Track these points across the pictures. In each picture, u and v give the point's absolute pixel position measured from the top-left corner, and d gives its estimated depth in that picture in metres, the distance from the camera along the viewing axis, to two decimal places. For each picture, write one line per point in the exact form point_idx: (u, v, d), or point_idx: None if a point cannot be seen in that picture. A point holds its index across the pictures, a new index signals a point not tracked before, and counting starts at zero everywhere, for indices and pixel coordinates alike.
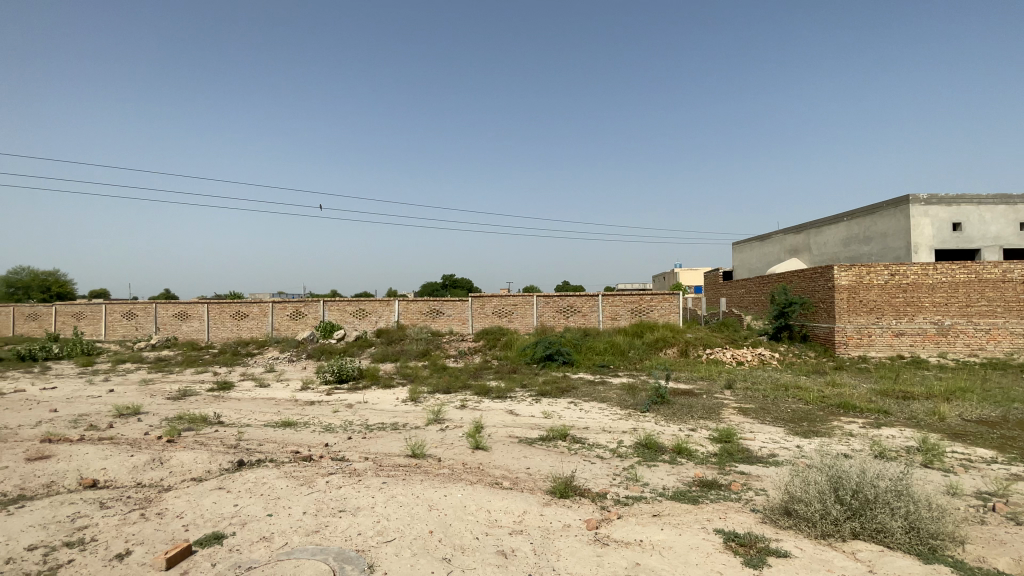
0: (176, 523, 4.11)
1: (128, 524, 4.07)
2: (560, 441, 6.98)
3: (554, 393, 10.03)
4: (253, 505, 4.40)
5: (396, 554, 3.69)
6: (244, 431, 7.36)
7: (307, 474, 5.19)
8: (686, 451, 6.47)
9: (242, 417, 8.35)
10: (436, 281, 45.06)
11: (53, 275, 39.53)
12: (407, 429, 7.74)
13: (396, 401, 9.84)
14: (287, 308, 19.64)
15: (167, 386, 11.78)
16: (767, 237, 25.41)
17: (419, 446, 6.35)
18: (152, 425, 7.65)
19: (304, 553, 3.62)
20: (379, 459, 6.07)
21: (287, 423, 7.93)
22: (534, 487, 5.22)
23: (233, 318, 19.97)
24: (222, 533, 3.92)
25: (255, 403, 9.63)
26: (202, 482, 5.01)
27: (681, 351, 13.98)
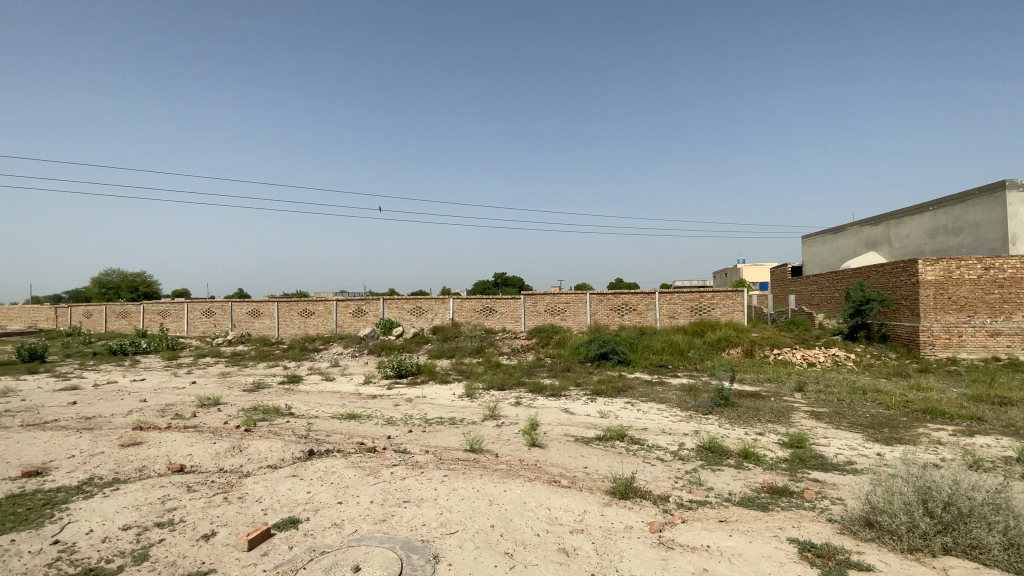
0: (255, 507, 4.39)
1: (213, 507, 4.39)
2: (617, 441, 6.85)
3: (610, 393, 9.88)
4: (324, 492, 4.62)
5: (460, 546, 3.76)
6: (312, 422, 7.76)
7: (372, 465, 5.40)
8: (753, 456, 6.18)
9: (310, 409, 8.82)
10: (487, 280, 45.43)
11: (140, 276, 43.26)
12: (464, 425, 7.88)
13: (452, 397, 10.05)
14: (349, 306, 20.51)
15: (242, 379, 12.63)
16: (841, 230, 23.76)
17: (477, 441, 6.44)
18: (231, 415, 8.23)
19: (374, 541, 3.76)
20: (439, 452, 6.22)
21: (352, 415, 8.29)
22: (593, 487, 5.16)
23: (300, 315, 21.11)
24: (298, 518, 4.15)
25: (321, 396, 10.13)
26: (277, 469, 5.32)
27: (745, 351, 13.36)
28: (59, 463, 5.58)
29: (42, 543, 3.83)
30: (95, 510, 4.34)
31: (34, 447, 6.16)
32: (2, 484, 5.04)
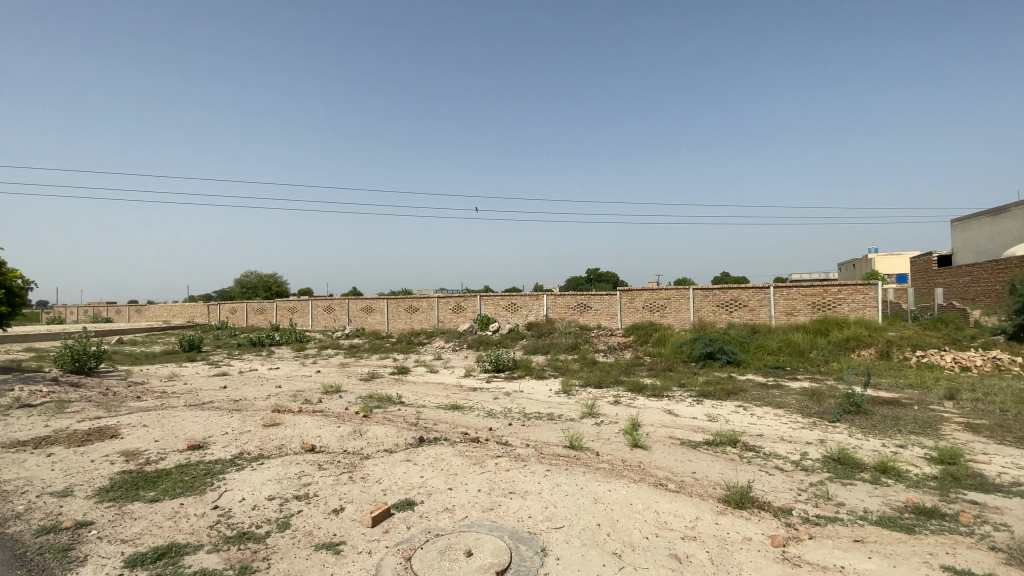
0: (376, 487, 4.76)
1: (341, 484, 4.83)
2: (729, 447, 6.43)
3: (718, 395, 9.32)
4: (435, 478, 4.87)
5: (567, 542, 3.75)
6: (421, 411, 8.24)
7: (478, 454, 5.60)
8: (893, 471, 5.46)
9: (417, 399, 9.38)
10: (581, 276, 44.97)
11: (273, 277, 48.82)
12: (564, 421, 7.87)
13: (550, 392, 10.10)
14: (449, 302, 21.48)
15: (358, 369, 13.80)
16: (1004, 211, 20.13)
17: (577, 438, 6.40)
18: (350, 402, 9.02)
19: (483, 528, 3.89)
20: (540, 447, 6.27)
21: (455, 406, 8.66)
22: (703, 493, 4.89)
23: (406, 311, 22.53)
24: (413, 501, 4.42)
25: (427, 387, 10.72)
26: (393, 454, 5.72)
27: (880, 352, 11.87)
28: (215, 439, 6.49)
29: (206, 507, 4.47)
30: (245, 481, 4.99)
31: (197, 423, 7.23)
32: (174, 454, 5.97)
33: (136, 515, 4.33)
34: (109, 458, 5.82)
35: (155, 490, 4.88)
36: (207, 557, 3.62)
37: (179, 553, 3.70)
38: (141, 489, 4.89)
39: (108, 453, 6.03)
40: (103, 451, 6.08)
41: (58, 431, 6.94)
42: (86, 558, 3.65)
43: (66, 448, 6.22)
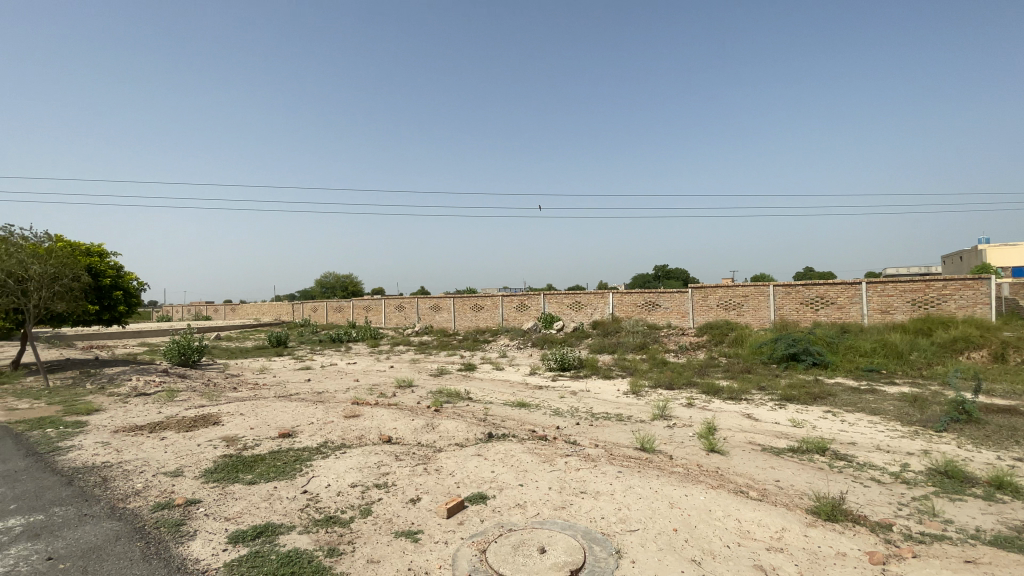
0: (450, 479, 4.90)
1: (417, 475, 5.02)
2: (817, 455, 5.99)
3: (802, 399, 8.72)
4: (506, 474, 4.94)
5: (642, 545, 3.67)
6: (489, 407, 8.38)
7: (548, 452, 5.61)
8: (1014, 487, 4.84)
9: (486, 395, 9.55)
10: (648, 273, 43.75)
11: (348, 277, 51.63)
12: (634, 422, 7.70)
13: (618, 393, 9.92)
14: (514, 301, 21.69)
15: (428, 365, 14.29)
16: None
17: (649, 440, 6.23)
18: (422, 396, 9.35)
19: (556, 526, 3.89)
20: (611, 448, 6.17)
21: (523, 404, 8.73)
22: (788, 503, 4.59)
23: (471, 309, 23.00)
24: (486, 495, 4.50)
25: (495, 384, 10.89)
26: (464, 448, 5.86)
27: (995, 355, 10.58)
28: (302, 428, 6.98)
29: (296, 491, 4.82)
30: (330, 468, 5.33)
31: (286, 413, 7.82)
32: (267, 441, 6.48)
33: (236, 495, 4.75)
34: (212, 443, 6.42)
35: (252, 472, 5.33)
36: (298, 538, 3.90)
37: (275, 532, 4.01)
38: (240, 472, 5.35)
39: (211, 438, 6.66)
40: (207, 437, 6.72)
41: (170, 417, 7.76)
42: (196, 532, 4.05)
43: (177, 432, 6.94)
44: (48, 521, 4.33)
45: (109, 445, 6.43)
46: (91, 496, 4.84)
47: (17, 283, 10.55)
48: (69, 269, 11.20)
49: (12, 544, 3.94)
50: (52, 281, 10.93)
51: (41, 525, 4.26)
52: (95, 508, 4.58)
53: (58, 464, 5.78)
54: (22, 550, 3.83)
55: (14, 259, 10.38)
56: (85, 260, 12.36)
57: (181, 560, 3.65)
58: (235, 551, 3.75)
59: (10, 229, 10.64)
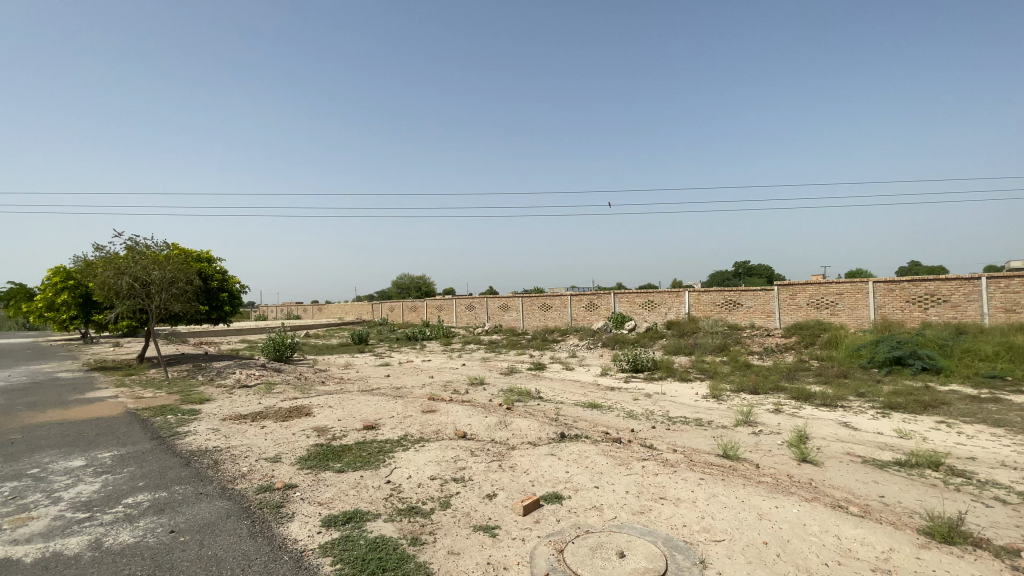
0: (525, 477, 4.94)
1: (492, 472, 5.11)
2: (928, 470, 5.37)
3: (909, 408, 7.87)
4: (581, 475, 4.89)
5: (729, 557, 3.49)
6: (561, 407, 8.36)
7: (623, 455, 5.49)
8: None
9: (556, 395, 9.54)
10: (726, 271, 41.53)
11: (421, 278, 53.65)
12: (715, 428, 7.34)
13: (696, 396, 9.50)
14: (583, 300, 21.48)
15: (499, 363, 14.52)
16: None
17: (733, 448, 5.92)
18: (494, 394, 9.51)
19: (635, 531, 3.80)
20: (690, 453, 5.92)
21: (595, 405, 8.61)
22: (895, 521, 4.16)
23: (540, 309, 23.04)
24: (561, 495, 4.49)
25: (566, 384, 10.84)
26: (538, 446, 5.88)
27: None
28: (384, 421, 7.35)
29: (380, 481, 5.08)
30: (410, 461, 5.57)
31: (368, 407, 8.27)
32: (353, 432, 6.89)
33: (327, 482, 5.10)
34: (304, 432, 6.93)
35: (340, 461, 5.69)
36: (384, 526, 4.10)
37: (362, 519, 4.25)
38: (330, 460, 5.74)
39: (303, 428, 7.20)
40: (300, 426, 7.27)
41: (268, 408, 8.48)
42: (294, 514, 4.39)
43: (274, 422, 7.58)
44: (171, 498, 4.89)
45: (218, 432, 7.14)
46: (205, 477, 5.41)
47: (142, 286, 12.00)
48: (183, 274, 12.56)
49: (142, 516, 4.49)
50: (169, 285, 12.32)
51: (165, 501, 4.81)
52: (208, 487, 5.11)
53: (178, 447, 6.51)
54: (150, 523, 4.35)
55: (140, 265, 11.81)
56: (196, 265, 13.79)
57: (282, 539, 3.98)
58: (328, 534, 4.02)
59: (136, 239, 12.07)
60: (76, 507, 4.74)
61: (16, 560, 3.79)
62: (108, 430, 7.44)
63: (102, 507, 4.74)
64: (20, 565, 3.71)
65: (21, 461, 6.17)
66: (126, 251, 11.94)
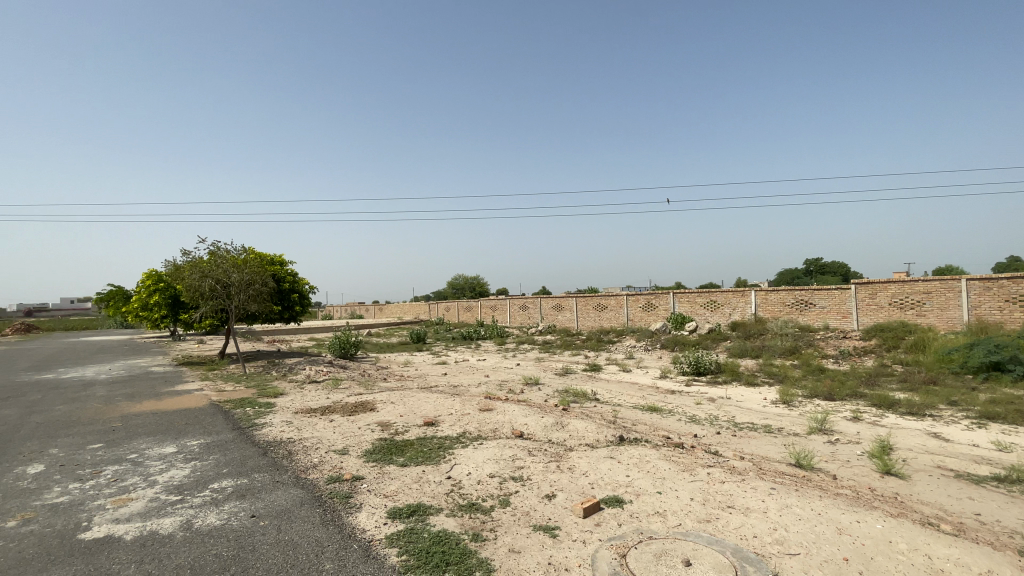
0: (584, 479, 4.89)
1: (551, 472, 5.10)
2: None
3: (1011, 418, 7.08)
4: (643, 479, 4.78)
5: (805, 572, 3.29)
6: (618, 410, 8.21)
7: (687, 461, 5.31)
8: None
9: (614, 397, 9.38)
10: (795, 270, 39.16)
11: (475, 278, 54.48)
12: (785, 435, 6.94)
13: (764, 402, 9.02)
14: (640, 300, 21.00)
15: (554, 364, 14.48)
16: None
17: (806, 457, 5.57)
18: (550, 394, 9.49)
19: (701, 540, 3.67)
20: (759, 461, 5.64)
21: (654, 408, 8.39)
22: (997, 542, 3.76)
23: (595, 309, 22.75)
24: (622, 499, 4.41)
25: (623, 386, 10.63)
26: (596, 449, 5.81)
27: None
28: (443, 418, 7.52)
29: (441, 476, 5.21)
30: (470, 458, 5.67)
31: (428, 404, 8.50)
32: (414, 428, 7.10)
33: (391, 475, 5.29)
34: (369, 427, 7.24)
35: (403, 456, 5.89)
36: (446, 520, 4.20)
37: (426, 512, 4.37)
38: (393, 454, 5.95)
39: (368, 422, 7.52)
40: (365, 421, 7.59)
41: (335, 403, 8.93)
42: (361, 505, 4.59)
43: (341, 416, 7.96)
44: (251, 484, 5.26)
45: (291, 424, 7.60)
46: (280, 466, 5.77)
47: (223, 287, 12.97)
48: (259, 276, 13.47)
49: (226, 501, 4.85)
50: (247, 286, 13.25)
51: (247, 487, 5.18)
52: (284, 476, 5.45)
53: (256, 437, 6.99)
54: (234, 507, 4.70)
55: (221, 268, 12.77)
56: (270, 268, 14.74)
57: (351, 528, 4.17)
58: (394, 525, 4.17)
59: (218, 244, 13.07)
60: (169, 490, 5.20)
61: (121, 536, 4.21)
62: (196, 420, 8.12)
63: (191, 491, 5.18)
64: (123, 542, 4.11)
65: (123, 446, 6.85)
66: (210, 255, 12.95)
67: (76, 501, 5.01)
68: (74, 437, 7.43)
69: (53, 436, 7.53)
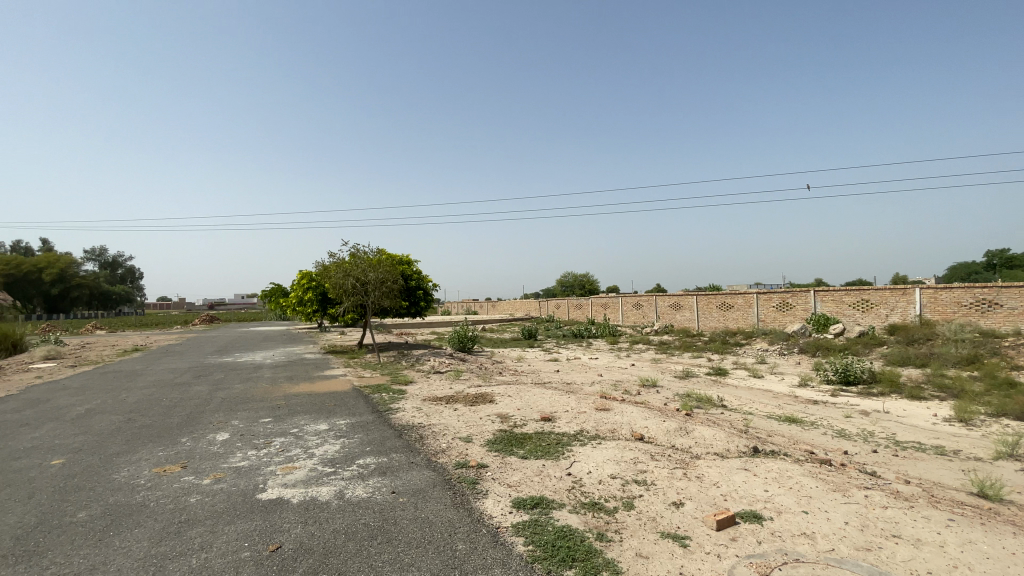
0: (715, 489, 4.60)
1: (678, 479, 4.88)
2: None
3: None
4: (784, 496, 4.36)
5: None
6: (750, 418, 7.58)
7: (838, 481, 4.73)
8: None
9: (744, 404, 8.68)
10: (974, 263, 32.79)
11: (586, 276, 54.09)
12: (964, 459, 5.86)
13: (933, 419, 7.69)
14: (772, 300, 19.17)
15: (674, 366, 13.83)
16: None
17: (994, 486, 4.64)
18: (670, 397, 9.09)
19: (860, 570, 3.26)
20: (930, 487, 4.83)
21: (793, 419, 7.60)
22: None
23: (719, 308, 21.23)
24: (761, 514, 4.07)
25: (753, 393, 9.78)
26: (726, 459, 5.43)
27: None
28: (561, 414, 7.58)
29: (562, 472, 5.25)
30: (590, 456, 5.65)
31: (544, 399, 8.63)
32: (532, 422, 7.26)
33: (513, 466, 5.47)
34: (490, 417, 7.55)
35: (523, 449, 6.04)
36: (569, 516, 4.24)
37: (549, 506, 4.45)
38: (513, 446, 6.14)
39: (489, 413, 7.85)
40: (486, 412, 7.95)
41: (457, 393, 9.47)
42: (488, 492, 4.81)
43: (464, 406, 8.41)
44: (390, 463, 5.81)
45: (420, 410, 8.21)
46: (414, 448, 6.28)
47: (362, 285, 14.47)
48: (391, 275, 14.76)
49: (371, 476, 5.41)
50: (381, 283, 14.62)
51: (387, 465, 5.73)
52: (417, 458, 5.92)
53: (391, 421, 7.68)
54: (378, 482, 5.23)
55: (361, 268, 14.25)
56: (400, 267, 16.07)
57: (480, 513, 4.39)
58: (519, 515, 4.32)
59: (358, 246, 14.57)
60: (325, 462, 5.94)
61: (288, 499, 4.91)
62: (341, 402, 9.15)
63: (342, 464, 5.86)
64: (291, 504, 4.79)
65: (286, 422, 7.96)
66: (351, 256, 14.52)
67: (253, 465, 5.96)
68: (249, 411, 8.81)
69: (234, 410, 9.00)
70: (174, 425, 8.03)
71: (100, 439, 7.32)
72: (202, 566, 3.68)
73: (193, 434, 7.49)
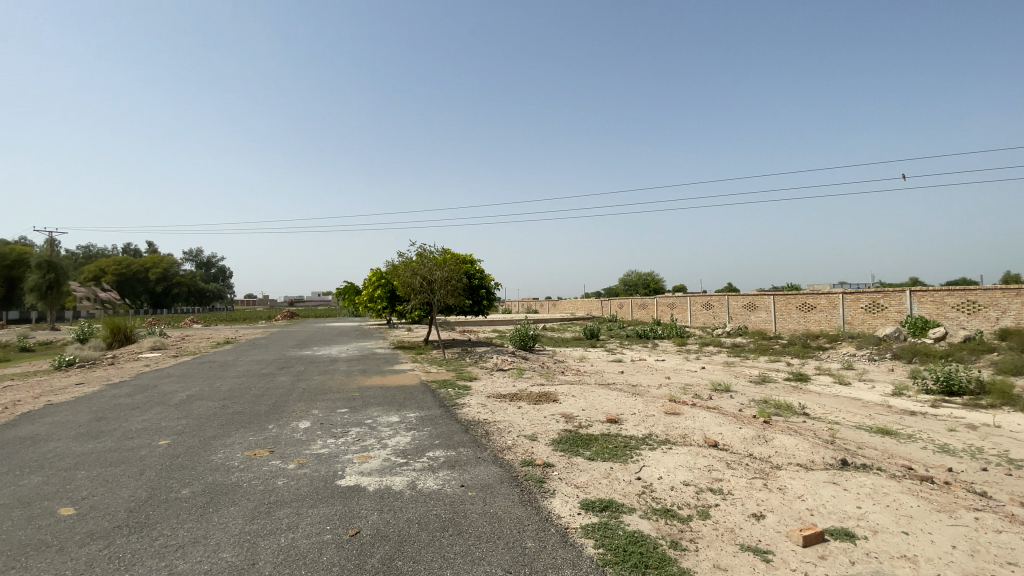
0: (800, 503, 4.31)
1: (757, 490, 4.61)
2: None
3: None
4: (880, 514, 4.01)
5: None
6: (836, 429, 7.03)
7: (944, 500, 4.28)
8: None
9: (828, 413, 8.07)
10: None
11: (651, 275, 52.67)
12: None
13: None
14: (861, 300, 17.68)
15: (747, 369, 13.13)
16: None
17: None
18: (745, 403, 8.63)
19: None
20: None
21: (886, 431, 6.96)
22: None
23: (799, 309, 19.88)
24: (853, 533, 3.76)
25: (839, 401, 9.07)
26: (811, 471, 5.07)
27: None
28: (628, 417, 7.41)
29: (631, 476, 5.14)
30: (660, 461, 5.48)
31: (610, 400, 8.49)
32: (598, 423, 7.17)
33: (580, 467, 5.42)
34: (555, 417, 7.54)
35: (589, 450, 5.97)
36: (641, 521, 4.14)
37: (618, 510, 4.37)
38: (580, 447, 6.08)
39: (554, 412, 7.83)
40: (550, 411, 7.94)
41: (521, 391, 9.54)
42: (555, 491, 4.81)
43: (529, 404, 8.45)
44: (458, 457, 5.95)
45: (486, 406, 8.35)
46: (480, 443, 6.40)
47: (428, 283, 14.95)
48: (456, 274, 15.13)
49: (440, 468, 5.58)
50: (446, 282, 15.02)
51: (455, 459, 5.88)
52: (485, 453, 6.03)
53: (457, 416, 7.86)
54: (447, 475, 5.37)
55: (427, 267, 14.71)
56: (464, 267, 16.45)
57: (547, 512, 4.40)
58: (588, 516, 4.27)
59: (426, 246, 15.07)
60: (397, 453, 6.19)
61: (365, 486, 5.17)
62: (410, 396, 9.50)
63: (413, 456, 6.09)
64: (366, 491, 5.04)
65: (361, 413, 8.39)
66: (419, 256, 15.00)
67: (332, 453, 6.33)
68: (327, 401, 9.38)
69: (313, 400, 9.61)
70: (261, 412, 8.71)
71: (198, 423, 8.08)
72: (289, 545, 3.96)
73: (278, 421, 8.08)
